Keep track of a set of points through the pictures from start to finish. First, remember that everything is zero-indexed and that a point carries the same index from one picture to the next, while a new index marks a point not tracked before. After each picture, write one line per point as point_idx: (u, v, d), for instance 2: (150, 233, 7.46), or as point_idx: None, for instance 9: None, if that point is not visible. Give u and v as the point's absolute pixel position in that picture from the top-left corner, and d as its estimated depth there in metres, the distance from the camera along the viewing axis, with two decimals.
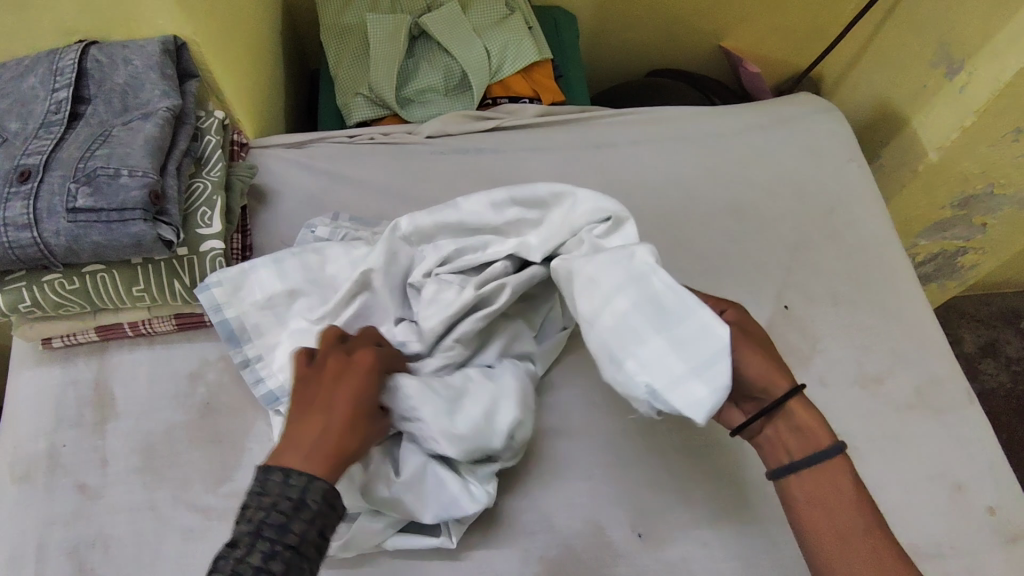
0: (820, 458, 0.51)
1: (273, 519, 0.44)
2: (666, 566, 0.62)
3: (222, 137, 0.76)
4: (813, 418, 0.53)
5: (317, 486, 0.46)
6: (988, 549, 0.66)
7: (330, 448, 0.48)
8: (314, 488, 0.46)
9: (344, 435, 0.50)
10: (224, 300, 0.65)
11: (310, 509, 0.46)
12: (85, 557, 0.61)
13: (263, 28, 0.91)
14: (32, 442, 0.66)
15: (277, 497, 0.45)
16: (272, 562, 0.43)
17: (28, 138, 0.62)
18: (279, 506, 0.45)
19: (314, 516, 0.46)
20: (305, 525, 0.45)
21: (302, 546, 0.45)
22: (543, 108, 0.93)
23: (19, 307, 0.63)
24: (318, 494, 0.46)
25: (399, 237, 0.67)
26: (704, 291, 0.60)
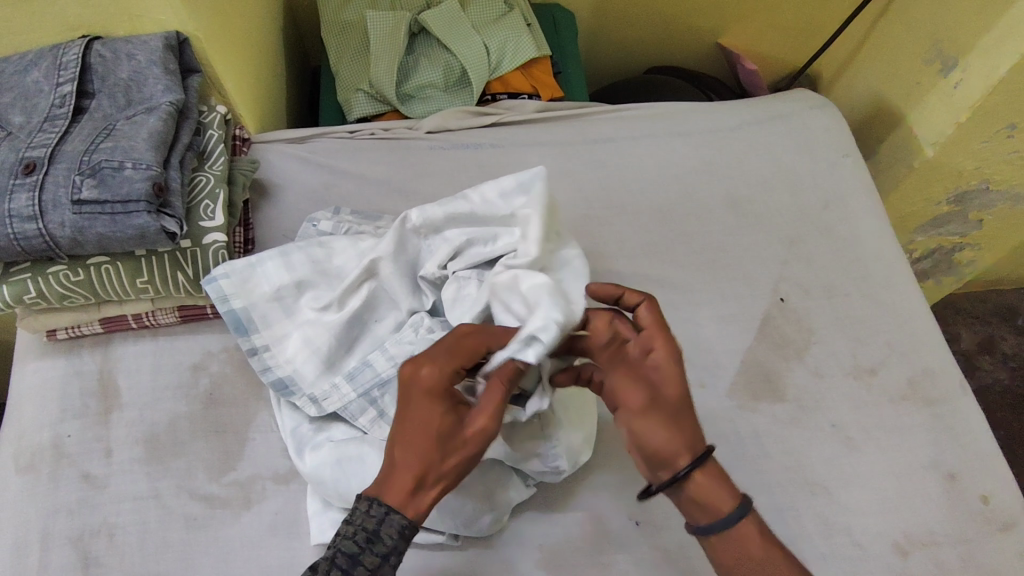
0: (718, 526, 0.52)
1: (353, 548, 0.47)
2: (663, 553, 0.63)
3: (224, 131, 0.77)
4: (713, 483, 0.52)
5: (394, 520, 0.48)
6: (981, 537, 0.66)
7: (408, 488, 0.49)
8: (392, 524, 0.48)
9: (426, 471, 0.49)
10: (232, 292, 0.66)
11: (386, 543, 0.47)
12: (90, 545, 0.61)
13: (264, 25, 0.92)
14: (37, 433, 0.67)
15: (358, 529, 0.48)
16: None
17: (33, 131, 0.63)
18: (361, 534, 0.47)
19: (389, 551, 0.48)
20: (382, 561, 0.47)
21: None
22: (541, 104, 0.94)
23: (25, 299, 0.64)
24: (398, 531, 0.48)
25: (409, 229, 0.68)
26: (652, 312, 0.56)
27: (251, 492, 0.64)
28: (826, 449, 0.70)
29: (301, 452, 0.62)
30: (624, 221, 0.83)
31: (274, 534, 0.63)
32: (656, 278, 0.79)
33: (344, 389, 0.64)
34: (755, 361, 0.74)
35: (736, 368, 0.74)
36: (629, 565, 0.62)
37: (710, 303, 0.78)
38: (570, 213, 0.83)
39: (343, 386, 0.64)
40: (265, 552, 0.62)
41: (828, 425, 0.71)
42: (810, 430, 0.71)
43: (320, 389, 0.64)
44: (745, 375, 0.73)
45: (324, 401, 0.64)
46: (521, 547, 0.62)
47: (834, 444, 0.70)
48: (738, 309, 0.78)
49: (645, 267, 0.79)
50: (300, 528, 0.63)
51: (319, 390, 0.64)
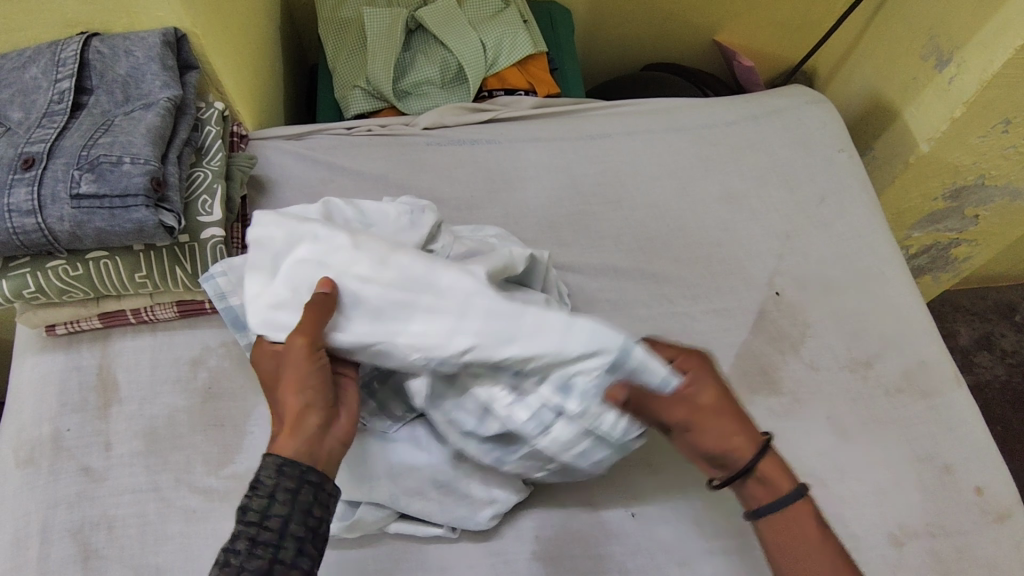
0: (784, 503, 0.53)
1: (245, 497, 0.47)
2: (660, 545, 0.63)
3: (222, 127, 0.77)
4: (777, 466, 0.54)
5: (266, 461, 0.48)
6: (976, 528, 0.67)
7: (281, 429, 0.51)
8: (268, 464, 0.48)
9: (281, 413, 0.51)
10: (230, 289, 0.65)
11: (266, 483, 0.47)
12: (89, 537, 0.62)
13: (261, 23, 0.92)
14: (37, 426, 0.67)
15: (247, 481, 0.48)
16: (237, 540, 0.45)
17: (32, 126, 0.63)
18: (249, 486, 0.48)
19: (273, 489, 0.47)
20: (269, 501, 0.46)
21: (268, 520, 0.46)
22: (538, 100, 0.94)
23: (24, 293, 0.64)
24: (275, 469, 0.47)
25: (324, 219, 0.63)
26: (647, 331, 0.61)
27: (249, 484, 0.65)
28: (821, 441, 0.70)
29: None
30: (620, 216, 0.83)
31: None
32: (652, 272, 0.79)
33: None
34: (750, 354, 0.75)
35: (732, 361, 0.74)
36: (625, 555, 0.63)
37: (705, 297, 0.78)
38: (566, 209, 0.83)
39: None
40: None
41: (822, 418, 0.71)
42: (805, 423, 0.71)
43: None
44: (741, 368, 0.74)
45: None
46: (519, 538, 0.63)
47: (829, 436, 0.70)
48: (734, 302, 0.78)
49: (641, 261, 0.80)
50: None
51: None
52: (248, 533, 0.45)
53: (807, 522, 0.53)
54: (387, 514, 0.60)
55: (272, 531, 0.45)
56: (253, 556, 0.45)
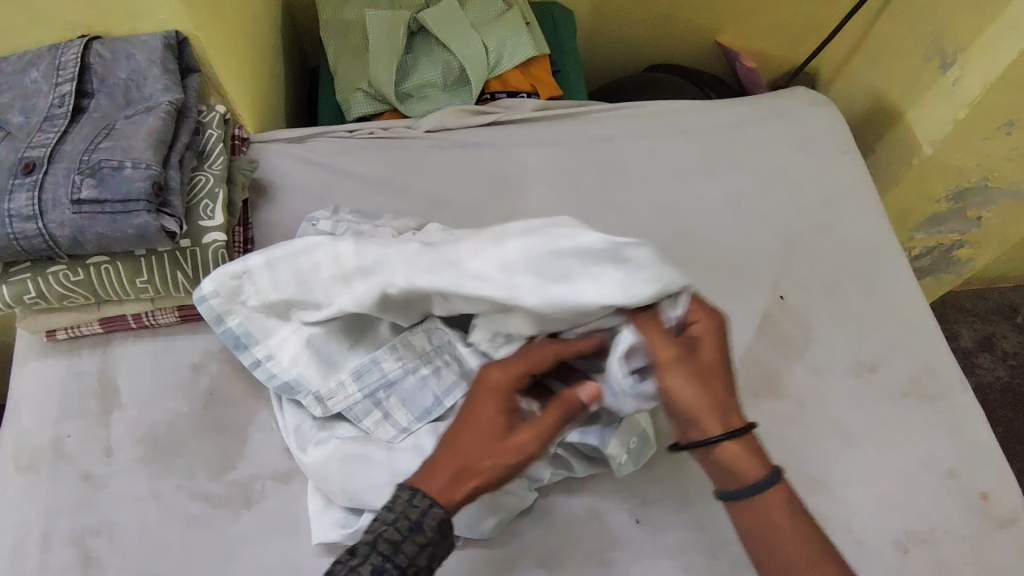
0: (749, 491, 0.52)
1: (382, 532, 0.47)
2: (665, 553, 0.63)
3: (223, 131, 0.77)
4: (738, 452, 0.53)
5: (435, 511, 0.48)
6: (981, 534, 0.66)
7: (428, 474, 0.50)
8: (433, 516, 0.48)
9: (457, 456, 0.51)
10: (223, 310, 0.65)
11: (426, 532, 0.48)
12: (90, 544, 0.61)
13: (263, 25, 0.92)
14: (38, 433, 0.67)
15: (400, 517, 0.48)
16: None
17: (33, 131, 0.63)
18: (387, 519, 0.48)
19: (426, 541, 0.48)
20: (419, 551, 0.48)
21: (409, 567, 0.47)
22: (540, 102, 0.94)
23: (25, 298, 0.64)
24: (439, 524, 0.48)
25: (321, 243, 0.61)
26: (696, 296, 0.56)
27: (251, 491, 0.64)
28: (826, 446, 0.70)
29: (303, 448, 0.63)
30: (623, 219, 0.83)
31: (273, 535, 0.62)
32: None
33: (349, 388, 0.63)
34: (755, 358, 0.74)
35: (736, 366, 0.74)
36: (630, 562, 0.62)
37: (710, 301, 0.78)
38: (569, 212, 0.83)
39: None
40: (265, 552, 0.62)
41: (827, 423, 0.71)
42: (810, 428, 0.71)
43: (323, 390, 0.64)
44: (745, 373, 0.73)
45: (327, 401, 0.63)
46: (523, 545, 0.63)
47: (834, 442, 0.70)
48: (738, 307, 0.78)
49: None
50: (299, 528, 0.63)
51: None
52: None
53: (778, 508, 0.52)
54: None
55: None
56: None
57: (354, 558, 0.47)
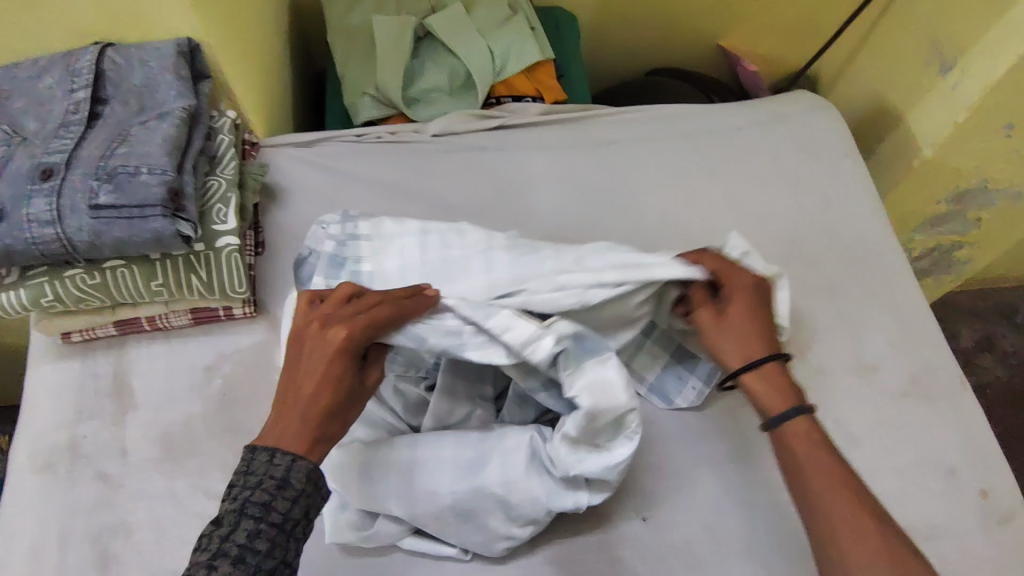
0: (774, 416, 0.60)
1: (247, 498, 0.47)
2: (671, 549, 0.64)
3: (234, 136, 0.78)
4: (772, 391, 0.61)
5: (300, 465, 0.50)
6: (981, 530, 0.68)
7: (284, 432, 0.51)
8: (298, 469, 0.49)
9: (289, 410, 0.52)
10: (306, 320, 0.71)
11: (294, 487, 0.49)
12: (107, 543, 0.63)
13: (271, 31, 0.93)
14: (55, 433, 0.68)
15: (264, 478, 0.48)
16: (257, 539, 0.46)
17: (49, 136, 0.64)
18: (249, 485, 0.48)
19: (298, 495, 0.49)
20: (293, 505, 0.48)
21: (287, 523, 0.48)
22: (546, 107, 0.95)
23: (42, 301, 0.65)
24: (305, 476, 0.49)
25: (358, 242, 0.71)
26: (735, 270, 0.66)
27: None
28: None
29: None
30: (628, 222, 0.84)
31: None
32: None
33: None
34: None
35: None
36: (637, 559, 0.63)
37: None
38: (574, 215, 0.84)
39: (382, 393, 0.67)
40: None
41: (830, 422, 0.72)
42: None
43: None
44: None
45: None
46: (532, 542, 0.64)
47: (836, 440, 0.71)
48: None
49: None
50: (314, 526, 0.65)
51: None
52: (267, 536, 0.47)
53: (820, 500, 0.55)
54: (403, 529, 0.62)
55: (285, 533, 0.48)
56: (269, 557, 0.47)
57: (228, 530, 0.46)
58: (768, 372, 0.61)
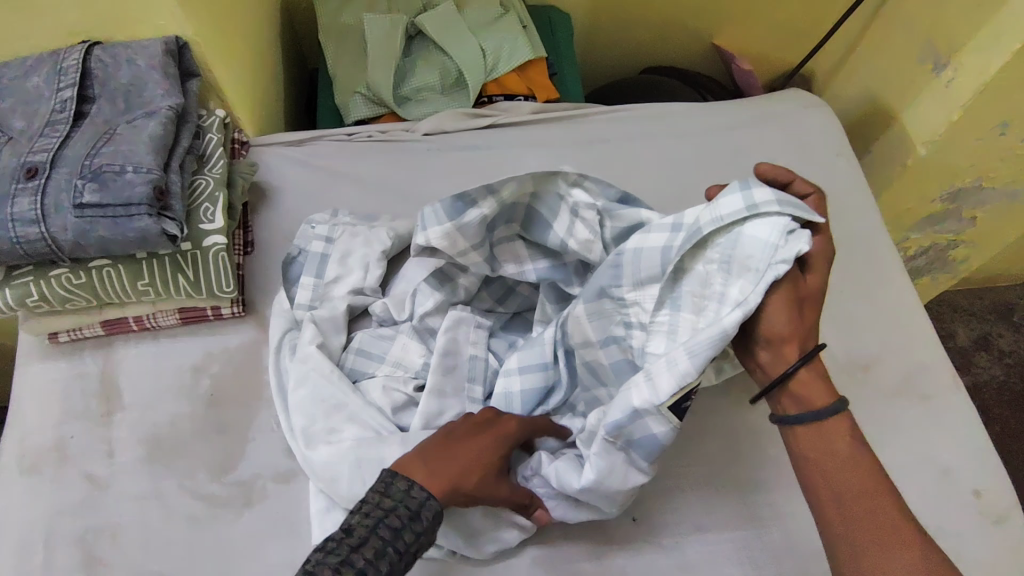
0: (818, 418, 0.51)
1: (382, 517, 0.47)
2: (662, 550, 0.63)
3: (223, 135, 0.77)
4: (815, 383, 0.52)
5: (432, 504, 0.49)
6: (974, 531, 0.67)
7: (439, 471, 0.51)
8: (431, 508, 0.49)
9: (465, 479, 0.52)
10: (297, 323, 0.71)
11: (423, 522, 0.48)
12: (92, 543, 0.62)
13: (262, 30, 0.93)
14: (41, 434, 0.67)
15: (399, 504, 0.48)
16: (380, 559, 0.45)
17: (34, 135, 0.64)
18: (383, 505, 0.47)
19: (422, 531, 0.48)
20: (416, 540, 0.47)
21: (405, 553, 0.47)
22: (537, 105, 0.95)
23: (27, 301, 0.65)
24: (434, 516, 0.49)
25: (317, 250, 0.73)
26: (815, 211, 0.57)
27: (251, 491, 0.65)
28: None
29: (311, 448, 0.61)
30: None
31: (273, 536, 0.63)
32: None
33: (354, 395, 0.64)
34: None
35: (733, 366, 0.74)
36: (626, 560, 0.63)
37: None
38: None
39: (370, 395, 0.65)
40: (265, 554, 0.62)
41: None
42: None
43: (335, 397, 0.64)
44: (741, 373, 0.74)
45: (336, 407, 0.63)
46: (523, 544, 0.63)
47: None
48: None
49: None
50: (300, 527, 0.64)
51: (341, 395, 0.64)
52: (389, 559, 0.45)
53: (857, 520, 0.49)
54: None
55: (402, 564, 0.46)
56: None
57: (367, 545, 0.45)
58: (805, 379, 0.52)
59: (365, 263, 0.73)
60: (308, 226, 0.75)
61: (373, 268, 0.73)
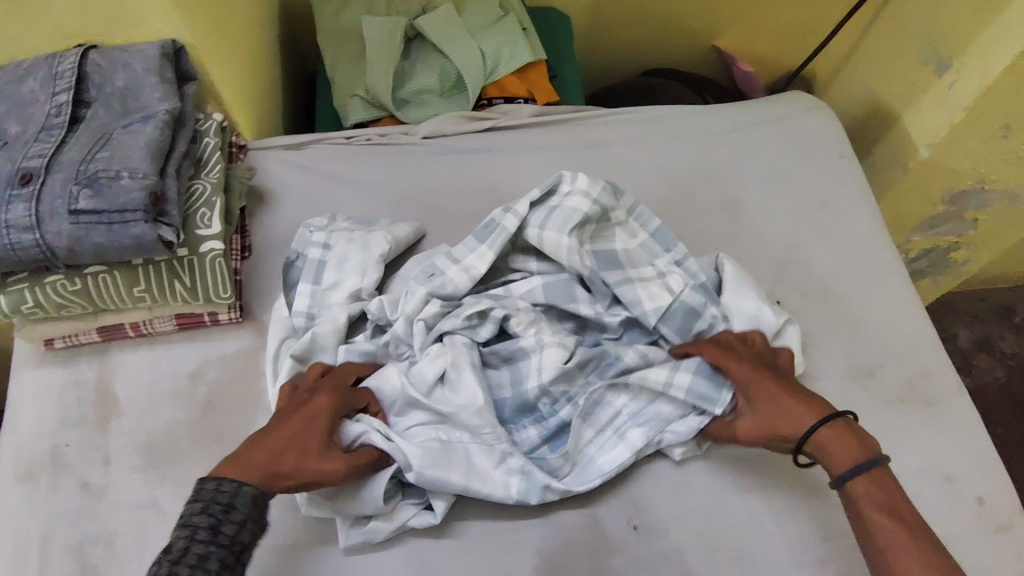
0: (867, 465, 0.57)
1: (194, 524, 0.50)
2: (664, 559, 0.62)
3: (220, 138, 0.77)
4: (841, 437, 0.59)
5: (245, 491, 0.53)
6: (977, 538, 0.67)
7: (258, 452, 0.57)
8: (245, 494, 0.53)
9: (283, 455, 0.57)
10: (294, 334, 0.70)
11: (241, 510, 0.52)
12: (87, 553, 0.61)
13: (260, 33, 0.92)
14: (36, 442, 0.67)
15: (209, 503, 0.51)
16: (207, 560, 0.49)
17: (29, 141, 0.63)
18: (193, 511, 0.51)
19: (245, 517, 0.52)
20: (240, 527, 0.52)
21: (234, 544, 0.51)
22: (537, 108, 0.94)
23: (22, 308, 0.64)
24: (251, 499, 0.53)
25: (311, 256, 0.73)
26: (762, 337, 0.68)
27: None
28: None
29: None
30: None
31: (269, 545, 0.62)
32: None
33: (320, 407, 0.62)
34: None
35: None
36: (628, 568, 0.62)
37: None
38: None
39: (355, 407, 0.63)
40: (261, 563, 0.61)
41: None
42: None
43: None
44: None
45: None
46: (523, 553, 0.62)
47: None
48: None
49: None
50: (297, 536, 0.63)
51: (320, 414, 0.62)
52: (217, 556, 0.50)
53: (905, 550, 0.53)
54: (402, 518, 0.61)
55: (233, 554, 0.51)
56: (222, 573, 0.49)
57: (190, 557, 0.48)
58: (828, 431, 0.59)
59: (363, 268, 0.72)
60: (304, 233, 0.75)
61: (370, 273, 0.73)
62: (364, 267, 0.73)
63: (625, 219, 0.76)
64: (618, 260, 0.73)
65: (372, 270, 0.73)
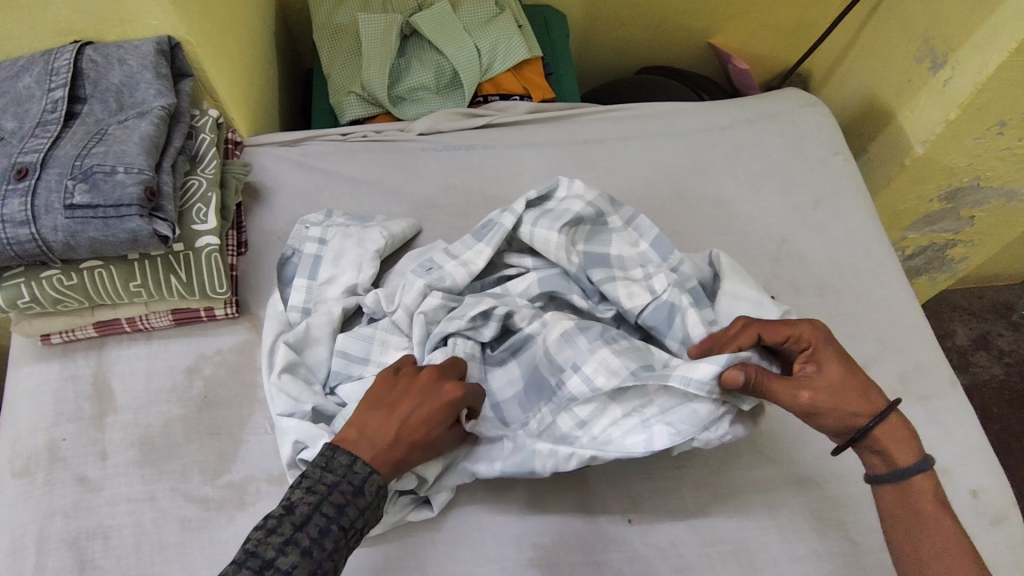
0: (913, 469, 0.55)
1: (326, 495, 0.49)
2: (658, 552, 0.62)
3: (217, 135, 0.77)
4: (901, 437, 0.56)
5: (374, 479, 0.51)
6: (972, 531, 0.67)
7: (374, 434, 0.53)
8: (374, 482, 0.51)
9: (398, 439, 0.53)
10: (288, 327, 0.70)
11: (366, 497, 0.50)
12: (84, 547, 0.62)
13: (256, 30, 0.93)
14: (33, 436, 0.67)
15: (343, 479, 0.50)
16: (326, 536, 0.48)
17: (25, 136, 0.63)
18: (327, 480, 0.50)
19: (366, 505, 0.50)
20: (361, 513, 0.50)
21: (352, 525, 0.49)
22: (533, 105, 0.95)
23: (19, 303, 0.65)
24: (378, 489, 0.51)
25: (307, 251, 0.73)
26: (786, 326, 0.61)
27: (244, 493, 0.64)
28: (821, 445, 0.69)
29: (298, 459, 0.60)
30: None
31: None
32: None
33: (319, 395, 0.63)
34: None
35: None
36: (622, 561, 0.62)
37: None
38: None
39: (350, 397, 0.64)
40: None
41: None
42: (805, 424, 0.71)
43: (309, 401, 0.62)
44: None
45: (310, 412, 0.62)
46: (518, 546, 0.62)
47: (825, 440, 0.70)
48: None
49: None
50: None
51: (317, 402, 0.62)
52: (335, 536, 0.48)
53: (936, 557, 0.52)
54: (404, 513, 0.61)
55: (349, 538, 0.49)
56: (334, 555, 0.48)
57: (311, 529, 0.47)
58: (886, 431, 0.56)
59: (359, 262, 0.73)
60: (301, 228, 0.75)
61: (366, 267, 0.73)
62: (360, 261, 0.73)
63: (622, 227, 0.75)
64: (610, 261, 0.72)
65: (369, 265, 0.73)
